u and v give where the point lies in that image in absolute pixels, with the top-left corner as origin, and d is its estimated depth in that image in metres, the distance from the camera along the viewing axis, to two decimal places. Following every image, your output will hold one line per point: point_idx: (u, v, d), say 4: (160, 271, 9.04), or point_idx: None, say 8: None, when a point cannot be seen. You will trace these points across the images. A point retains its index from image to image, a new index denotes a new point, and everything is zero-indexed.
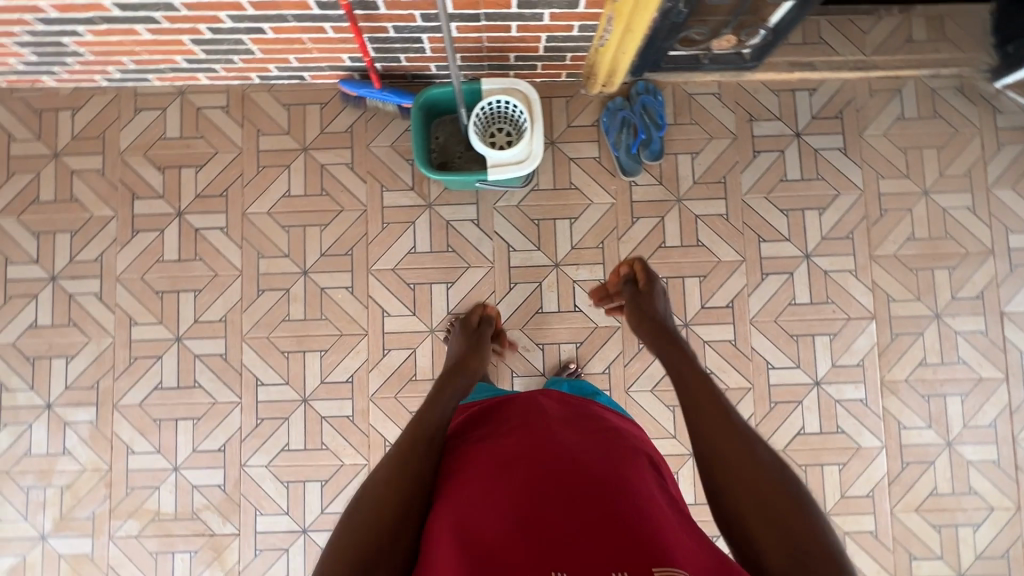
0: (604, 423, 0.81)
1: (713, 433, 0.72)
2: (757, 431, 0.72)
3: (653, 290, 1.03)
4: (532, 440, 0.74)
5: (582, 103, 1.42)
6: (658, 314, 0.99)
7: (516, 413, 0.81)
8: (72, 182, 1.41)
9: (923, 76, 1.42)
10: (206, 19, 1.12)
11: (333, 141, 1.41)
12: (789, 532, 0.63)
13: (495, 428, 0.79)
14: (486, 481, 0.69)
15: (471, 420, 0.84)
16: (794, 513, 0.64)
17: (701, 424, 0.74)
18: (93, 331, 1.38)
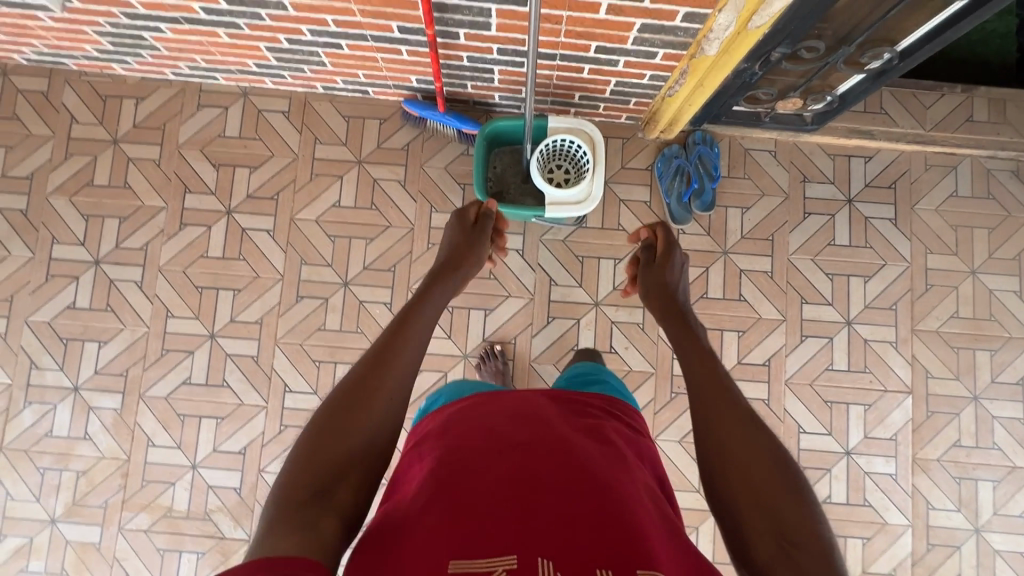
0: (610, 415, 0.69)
1: (720, 414, 0.59)
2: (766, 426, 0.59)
3: (670, 260, 0.81)
4: (528, 417, 0.63)
5: (638, 146, 1.43)
6: (673, 286, 0.79)
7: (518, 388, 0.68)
8: (127, 169, 1.42)
9: (980, 156, 1.43)
10: (287, 30, 1.14)
11: (388, 157, 1.42)
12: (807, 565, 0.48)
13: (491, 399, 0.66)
14: (467, 455, 0.58)
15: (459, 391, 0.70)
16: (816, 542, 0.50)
17: (705, 408, 0.60)
18: (129, 319, 1.38)
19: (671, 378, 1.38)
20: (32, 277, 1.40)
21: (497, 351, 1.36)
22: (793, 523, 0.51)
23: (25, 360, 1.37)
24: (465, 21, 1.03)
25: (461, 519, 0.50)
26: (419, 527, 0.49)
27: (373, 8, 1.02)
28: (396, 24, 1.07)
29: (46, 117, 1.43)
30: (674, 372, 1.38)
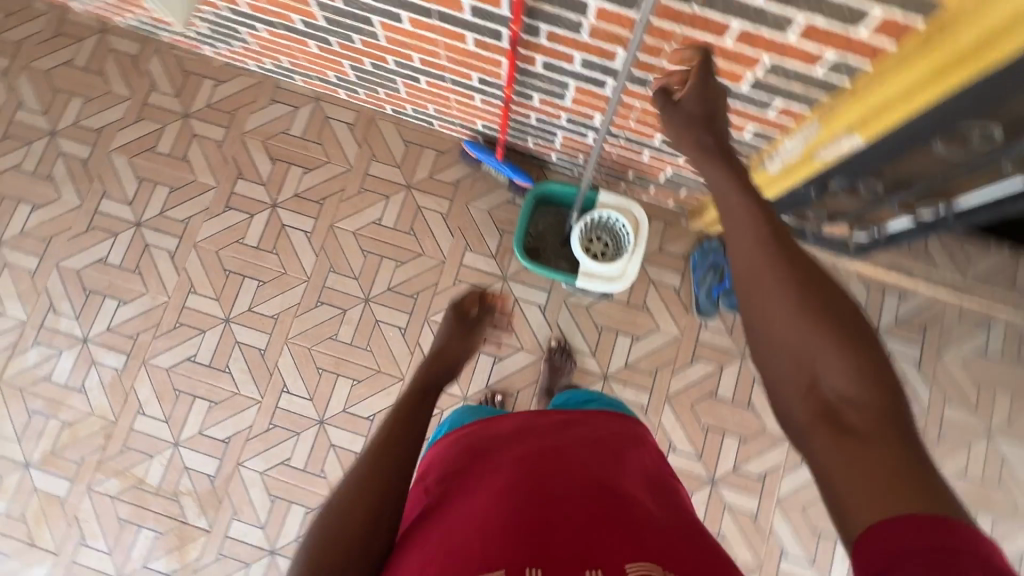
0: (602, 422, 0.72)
1: (754, 287, 0.51)
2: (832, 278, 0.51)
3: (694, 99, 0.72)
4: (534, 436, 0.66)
5: (679, 232, 1.44)
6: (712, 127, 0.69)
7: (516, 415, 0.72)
8: (190, 144, 1.48)
9: (1016, 320, 1.41)
10: (373, 56, 1.19)
11: (437, 188, 1.46)
12: (860, 435, 0.43)
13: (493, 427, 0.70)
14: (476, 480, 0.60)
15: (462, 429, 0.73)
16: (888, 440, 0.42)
17: (751, 297, 0.51)
18: (153, 286, 1.41)
19: None
20: (74, 224, 1.44)
21: (497, 401, 1.35)
22: (857, 421, 0.44)
23: (45, 302, 1.41)
24: (542, 87, 1.06)
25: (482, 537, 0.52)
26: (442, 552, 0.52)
27: (458, 57, 1.06)
28: (477, 75, 1.11)
29: (128, 79, 1.50)
30: None
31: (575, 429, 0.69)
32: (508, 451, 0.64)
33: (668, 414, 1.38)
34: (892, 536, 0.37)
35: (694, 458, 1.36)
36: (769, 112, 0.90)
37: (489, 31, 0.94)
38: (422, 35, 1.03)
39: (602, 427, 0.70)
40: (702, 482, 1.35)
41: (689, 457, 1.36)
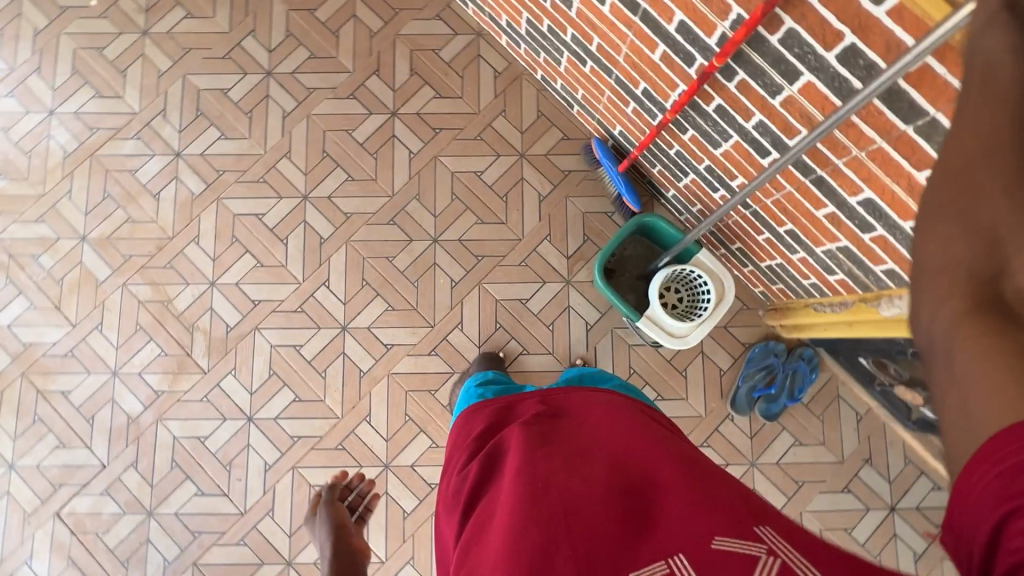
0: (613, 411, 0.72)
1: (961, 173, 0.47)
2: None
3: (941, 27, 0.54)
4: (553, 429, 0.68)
5: (750, 319, 1.40)
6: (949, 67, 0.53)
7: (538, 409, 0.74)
8: (346, 22, 1.49)
9: None
10: (555, 22, 1.16)
11: (546, 168, 1.44)
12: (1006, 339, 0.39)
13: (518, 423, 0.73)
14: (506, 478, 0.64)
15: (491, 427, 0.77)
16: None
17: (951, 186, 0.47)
18: (256, 136, 1.45)
19: None
20: (214, 47, 1.48)
21: None
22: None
23: (160, 104, 1.46)
24: (702, 127, 1.02)
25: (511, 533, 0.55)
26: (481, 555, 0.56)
27: (637, 61, 1.02)
28: (644, 86, 1.07)
29: None
30: None
31: (569, 416, 0.72)
32: (509, 458, 0.67)
33: None
34: (983, 456, 0.37)
35: None
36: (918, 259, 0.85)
37: (684, 52, 0.89)
38: (614, 26, 1.00)
39: (610, 415, 0.71)
40: None
41: None
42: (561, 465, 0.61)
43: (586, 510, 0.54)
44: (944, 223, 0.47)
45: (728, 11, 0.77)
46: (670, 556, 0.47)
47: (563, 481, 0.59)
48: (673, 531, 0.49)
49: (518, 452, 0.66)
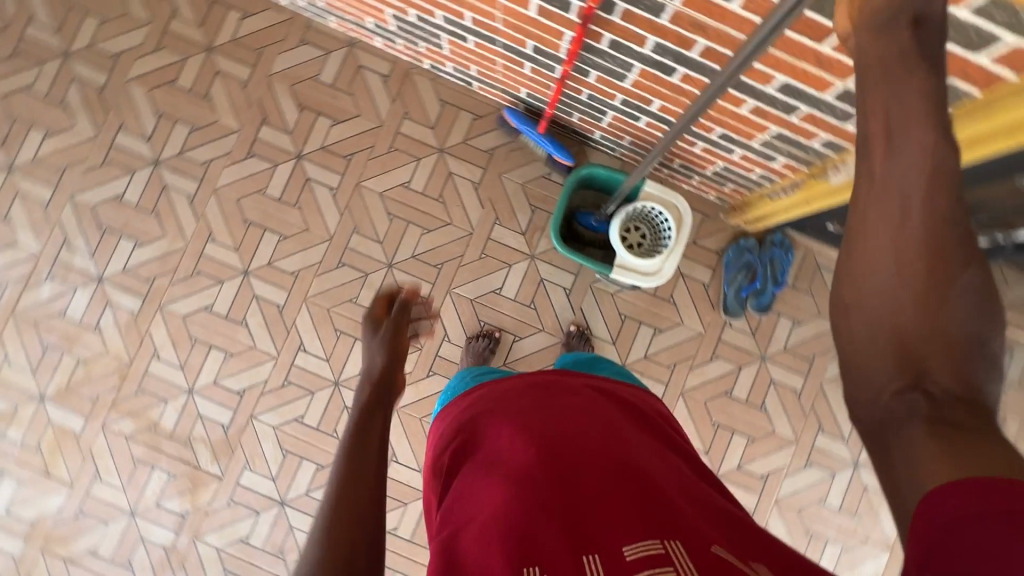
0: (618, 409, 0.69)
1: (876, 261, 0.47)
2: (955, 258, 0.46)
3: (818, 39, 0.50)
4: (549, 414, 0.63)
5: (715, 226, 1.40)
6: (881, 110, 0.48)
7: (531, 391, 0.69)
8: (213, 81, 1.39)
9: None
10: (420, 9, 1.10)
11: (470, 155, 1.39)
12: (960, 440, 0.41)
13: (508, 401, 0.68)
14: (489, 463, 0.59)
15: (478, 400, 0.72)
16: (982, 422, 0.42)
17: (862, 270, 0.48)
18: (171, 230, 1.37)
19: None
20: (89, 156, 1.38)
21: None
22: (958, 416, 0.42)
23: (59, 235, 1.37)
24: (603, 65, 0.99)
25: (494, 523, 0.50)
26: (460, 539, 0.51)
27: (516, 22, 0.97)
28: (532, 44, 1.02)
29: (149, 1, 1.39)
30: None
31: (571, 390, 0.69)
32: (501, 424, 0.64)
33: (681, 408, 1.39)
34: (954, 495, 0.37)
35: (701, 452, 1.39)
36: (847, 124, 0.85)
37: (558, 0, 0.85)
38: None
39: (614, 412, 0.67)
40: None
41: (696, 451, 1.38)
42: (562, 436, 0.59)
43: (589, 489, 0.52)
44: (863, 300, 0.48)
45: None
46: (669, 540, 0.46)
47: (564, 456, 0.57)
48: (676, 523, 0.48)
49: (516, 419, 0.63)
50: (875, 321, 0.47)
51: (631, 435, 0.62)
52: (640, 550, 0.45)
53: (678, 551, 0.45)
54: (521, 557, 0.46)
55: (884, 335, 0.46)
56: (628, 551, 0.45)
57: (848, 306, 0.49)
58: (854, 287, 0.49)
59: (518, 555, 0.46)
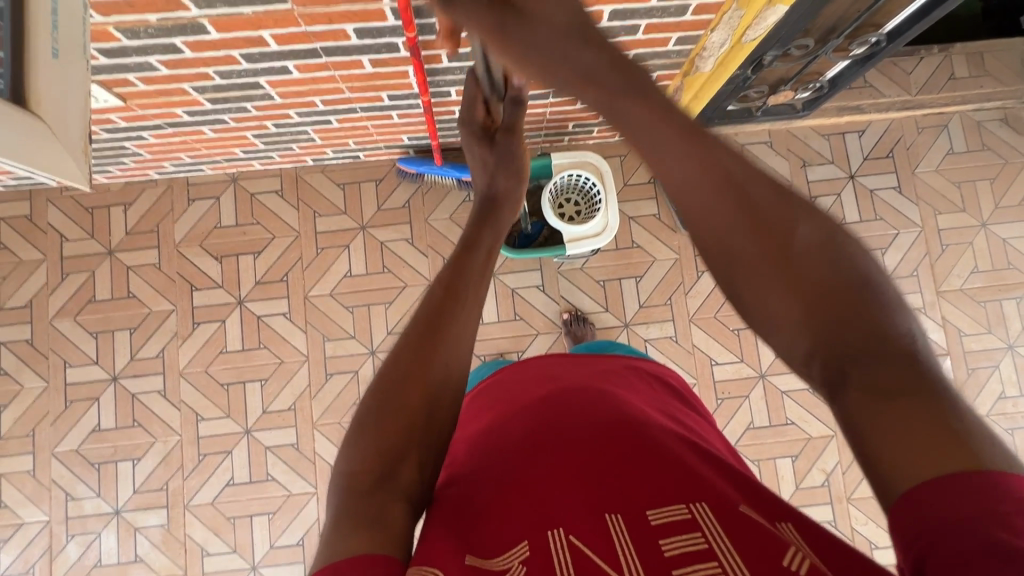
0: (628, 372, 0.66)
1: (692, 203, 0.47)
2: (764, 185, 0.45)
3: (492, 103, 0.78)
4: (560, 388, 0.61)
5: (636, 161, 1.43)
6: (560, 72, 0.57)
7: (539, 368, 0.67)
8: (128, 278, 1.39)
9: (967, 111, 1.45)
10: (274, 116, 1.11)
11: (391, 217, 1.40)
12: (892, 391, 0.37)
13: (517, 380, 0.66)
14: (505, 436, 0.56)
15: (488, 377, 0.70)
16: (904, 366, 0.38)
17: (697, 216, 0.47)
18: (159, 431, 1.35)
19: (714, 384, 1.38)
20: (50, 407, 1.36)
21: None
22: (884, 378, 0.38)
23: (58, 493, 1.33)
24: (456, 79, 1.01)
25: (515, 498, 0.48)
26: (478, 511, 0.49)
27: (361, 83, 1.00)
28: (386, 94, 1.05)
29: (33, 240, 1.39)
30: (715, 378, 1.38)
31: (589, 362, 0.68)
32: (520, 396, 0.62)
33: (698, 333, 1.39)
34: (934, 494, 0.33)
35: (738, 361, 1.39)
36: (686, 15, 0.88)
37: (384, 46, 0.88)
38: (316, 77, 0.97)
39: (624, 378, 0.65)
40: (754, 380, 1.38)
41: (733, 363, 1.38)
42: (580, 404, 0.58)
43: (611, 450, 0.51)
44: (738, 246, 0.45)
45: None
46: (694, 504, 0.44)
47: (589, 421, 0.55)
48: (700, 483, 0.46)
49: (537, 392, 0.62)
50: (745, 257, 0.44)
51: (652, 403, 0.61)
52: (666, 516, 0.44)
53: (705, 514, 0.43)
54: (545, 522, 0.45)
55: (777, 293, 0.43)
56: (652, 516, 0.44)
57: (726, 277, 0.46)
58: (705, 241, 0.47)
59: (542, 521, 0.45)
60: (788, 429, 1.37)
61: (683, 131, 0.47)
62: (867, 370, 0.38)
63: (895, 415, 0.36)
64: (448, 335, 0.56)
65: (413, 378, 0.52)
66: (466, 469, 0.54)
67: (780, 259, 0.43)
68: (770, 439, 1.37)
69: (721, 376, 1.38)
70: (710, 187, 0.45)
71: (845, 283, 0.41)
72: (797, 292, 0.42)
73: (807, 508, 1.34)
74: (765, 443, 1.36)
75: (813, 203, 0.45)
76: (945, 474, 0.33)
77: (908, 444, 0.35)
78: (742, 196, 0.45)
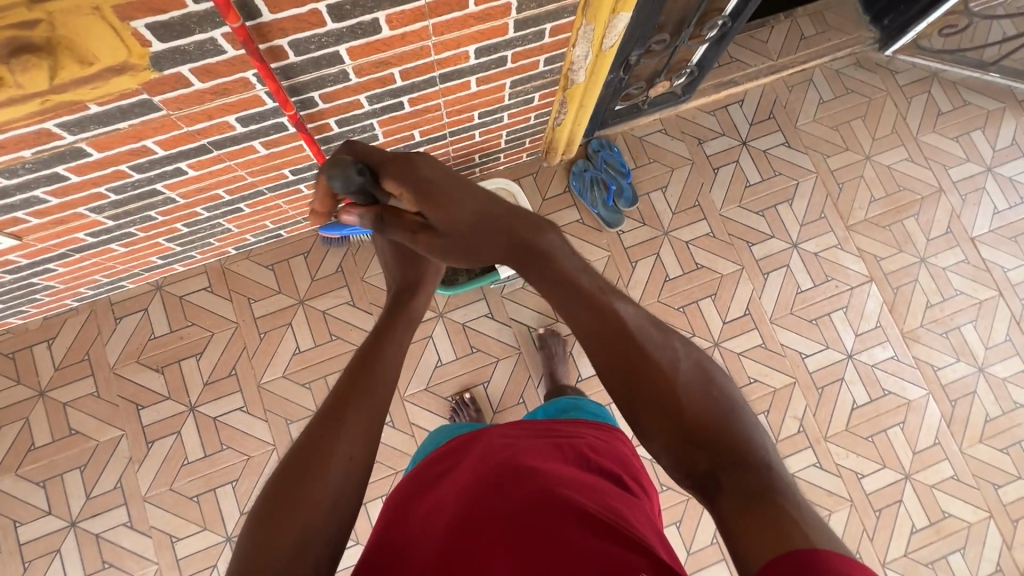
0: (577, 442, 0.66)
1: (608, 346, 0.57)
2: (656, 331, 0.58)
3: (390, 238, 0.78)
4: (503, 457, 0.61)
5: (548, 175, 1.50)
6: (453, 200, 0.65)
7: (487, 442, 0.67)
8: (67, 415, 1.32)
9: (825, 63, 1.60)
10: (182, 217, 1.11)
11: (327, 285, 1.40)
12: (753, 491, 0.45)
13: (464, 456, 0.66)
14: (438, 516, 0.55)
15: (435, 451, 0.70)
16: (762, 475, 0.47)
17: (615, 354, 0.57)
18: (133, 565, 1.27)
19: None
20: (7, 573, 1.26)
21: (467, 398, 1.35)
22: (748, 482, 0.46)
23: None
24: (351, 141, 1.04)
25: None
26: None
27: (259, 166, 1.02)
28: (288, 170, 1.07)
29: None
30: None
31: (533, 432, 0.69)
32: (460, 474, 0.62)
33: None
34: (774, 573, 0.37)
35: (691, 337, 1.45)
36: (545, 39, 0.95)
37: (270, 128, 0.91)
38: (213, 170, 0.98)
39: (568, 446, 0.64)
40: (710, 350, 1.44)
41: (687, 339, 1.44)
42: (518, 472, 0.57)
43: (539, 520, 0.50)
44: (642, 379, 0.54)
45: (247, 81, 0.77)
46: None
47: (523, 491, 0.54)
48: (617, 557, 0.46)
49: (477, 465, 0.62)
50: (647, 388, 0.54)
51: (594, 474, 0.61)
52: None
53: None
54: None
55: (659, 409, 0.53)
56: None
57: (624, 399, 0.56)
58: (616, 378, 0.56)
59: None
60: (753, 386, 1.43)
61: (564, 290, 0.61)
62: (738, 476, 0.47)
63: (756, 512, 0.43)
64: (348, 428, 0.58)
65: (313, 470, 0.53)
66: (392, 549, 0.53)
67: (669, 392, 0.53)
68: None
69: None
70: (609, 339, 0.57)
71: (717, 416, 0.51)
72: (679, 414, 0.52)
73: (792, 456, 1.39)
74: None
75: (690, 342, 0.59)
76: (781, 554, 0.38)
77: (758, 530, 0.41)
78: (637, 346, 0.56)
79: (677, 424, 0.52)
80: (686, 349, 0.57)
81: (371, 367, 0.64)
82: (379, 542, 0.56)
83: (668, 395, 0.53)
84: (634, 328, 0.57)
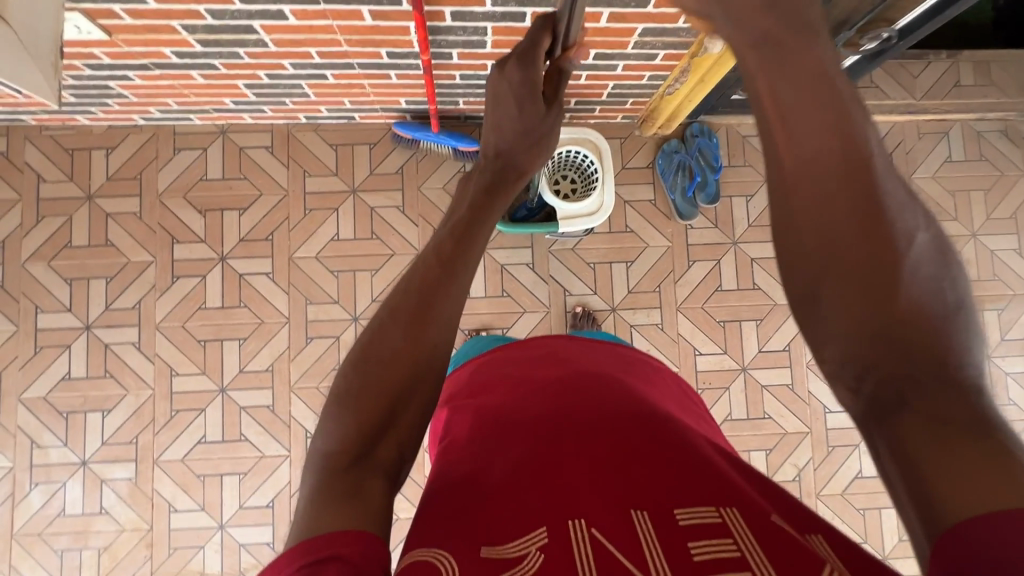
0: (644, 374, 0.67)
1: (814, 194, 0.42)
2: (895, 185, 0.41)
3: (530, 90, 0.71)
4: (581, 381, 0.61)
5: (636, 145, 1.41)
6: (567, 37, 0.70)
7: (559, 361, 0.66)
8: (107, 225, 1.34)
9: (968, 120, 1.45)
10: (268, 66, 1.07)
11: (383, 183, 1.37)
12: (955, 419, 0.36)
13: (537, 369, 0.66)
14: (527, 427, 0.55)
15: (503, 365, 0.69)
16: (973, 398, 0.37)
17: (829, 204, 0.41)
18: (131, 383, 1.32)
19: (695, 374, 1.38)
20: (19, 351, 1.32)
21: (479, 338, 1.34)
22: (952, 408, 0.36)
23: (24, 440, 1.30)
24: (458, 41, 0.98)
25: (535, 485, 0.47)
26: (496, 496, 0.47)
27: (360, 36, 0.96)
28: (385, 50, 1.01)
29: (8, 178, 1.34)
30: (698, 368, 1.38)
31: (604, 357, 0.69)
32: (537, 385, 0.62)
33: (684, 322, 1.39)
34: (978, 525, 0.32)
35: (721, 353, 1.39)
36: None
37: None
38: (313, 26, 0.93)
39: (639, 379, 0.65)
40: (735, 373, 1.39)
41: (716, 355, 1.39)
42: (602, 399, 0.58)
43: (628, 446, 0.50)
44: (844, 246, 0.40)
45: None
46: (724, 507, 0.42)
47: (612, 418, 0.54)
48: (727, 485, 0.45)
49: (549, 379, 0.62)
50: (845, 268, 0.40)
51: (671, 406, 0.61)
52: (694, 516, 0.42)
53: (735, 519, 0.41)
54: (565, 511, 0.43)
55: (847, 298, 0.40)
56: (681, 514, 0.42)
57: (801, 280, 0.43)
58: (804, 246, 0.42)
59: (562, 509, 0.43)
60: (764, 422, 1.38)
61: (814, 99, 0.42)
62: (937, 397, 0.37)
63: (956, 450, 0.35)
64: (439, 315, 0.57)
65: (398, 359, 0.54)
66: (484, 455, 0.53)
67: (885, 269, 0.39)
68: (747, 431, 1.38)
69: (703, 367, 1.39)
70: (835, 183, 0.41)
71: (938, 313, 0.38)
72: (882, 309, 0.39)
73: None
74: (741, 435, 1.38)
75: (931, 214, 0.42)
76: (999, 505, 0.32)
77: (963, 470, 0.34)
78: (868, 198, 0.40)
79: (871, 323, 0.39)
80: (920, 215, 0.41)
81: (466, 247, 0.63)
82: (458, 454, 0.56)
83: (877, 287, 0.39)
84: (875, 174, 0.41)
